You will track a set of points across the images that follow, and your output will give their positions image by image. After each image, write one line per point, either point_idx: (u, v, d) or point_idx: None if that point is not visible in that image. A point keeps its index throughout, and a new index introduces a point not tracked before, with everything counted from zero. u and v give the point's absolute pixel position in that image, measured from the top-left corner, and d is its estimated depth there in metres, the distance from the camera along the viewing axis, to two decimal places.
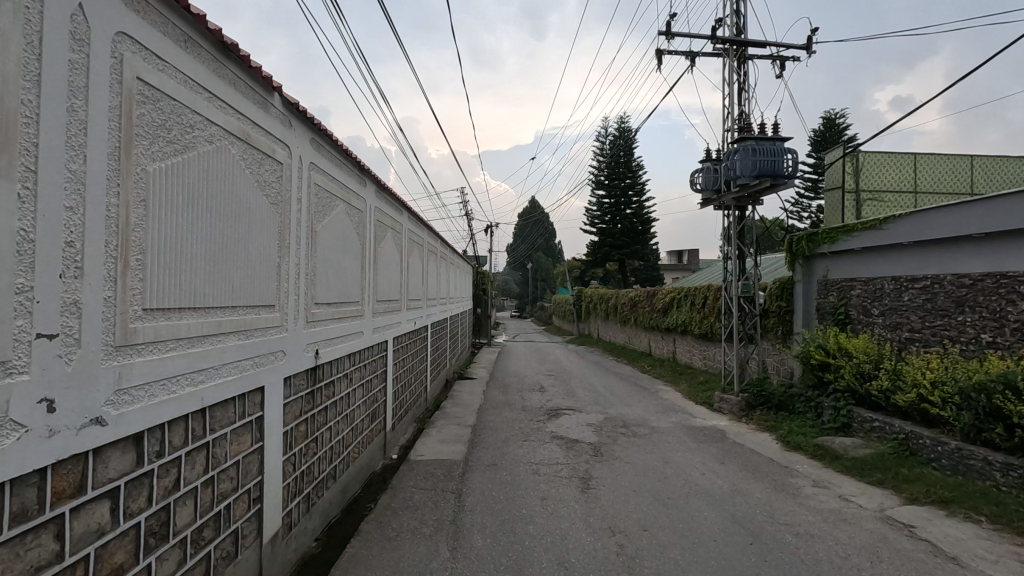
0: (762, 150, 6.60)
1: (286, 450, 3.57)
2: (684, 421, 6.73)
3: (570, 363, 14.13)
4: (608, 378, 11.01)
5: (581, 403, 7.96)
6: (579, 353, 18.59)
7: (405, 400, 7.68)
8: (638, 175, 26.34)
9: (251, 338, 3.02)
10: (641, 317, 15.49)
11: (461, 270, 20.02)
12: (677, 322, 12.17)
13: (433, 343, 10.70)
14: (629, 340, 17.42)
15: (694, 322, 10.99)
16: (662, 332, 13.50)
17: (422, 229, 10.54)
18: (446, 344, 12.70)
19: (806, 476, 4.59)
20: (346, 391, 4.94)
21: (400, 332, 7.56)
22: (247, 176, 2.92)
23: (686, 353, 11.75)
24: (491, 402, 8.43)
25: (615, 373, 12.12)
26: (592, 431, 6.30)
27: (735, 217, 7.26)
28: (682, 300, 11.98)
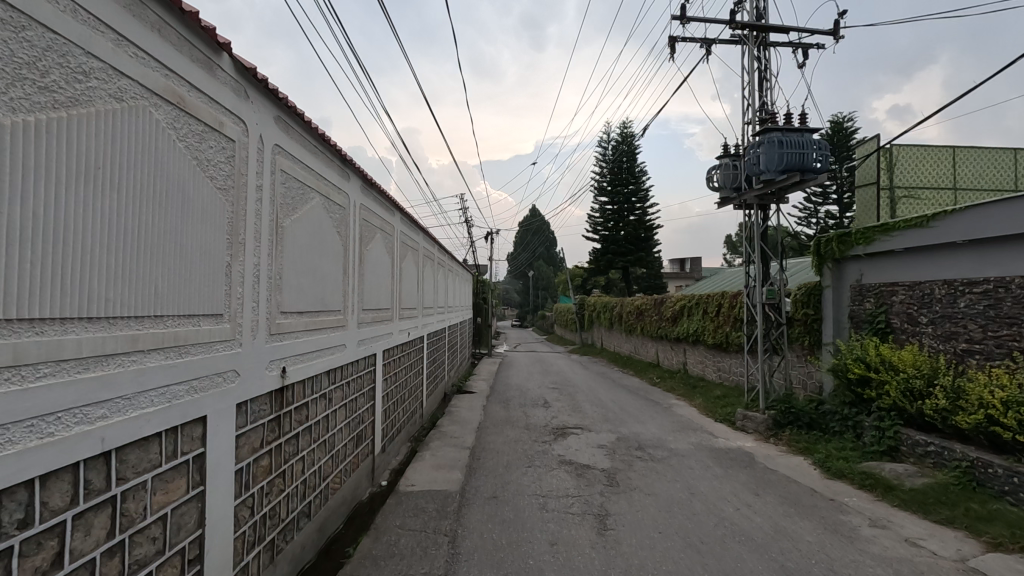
0: (789, 141, 5.95)
1: (239, 492, 2.90)
2: (705, 442, 6.07)
3: (575, 376, 13.45)
4: (616, 392, 10.33)
5: (590, 421, 7.29)
6: (582, 364, 17.92)
7: (396, 418, 7.01)
8: (642, 181, 25.77)
9: (185, 358, 2.39)
10: (648, 327, 14.82)
11: (460, 277, 19.37)
12: (688, 331, 11.51)
13: (429, 355, 10.05)
14: (635, 351, 16.73)
15: (707, 332, 10.34)
16: (671, 342, 12.84)
17: (418, 232, 9.92)
18: (444, 355, 12.02)
19: (859, 513, 3.92)
20: (323, 413, 4.29)
21: (392, 344, 6.92)
22: (179, 152, 2.30)
23: (699, 364, 11.08)
24: (491, 420, 7.77)
25: (623, 386, 11.43)
26: (603, 454, 5.64)
27: (758, 216, 6.63)
28: (693, 309, 11.33)
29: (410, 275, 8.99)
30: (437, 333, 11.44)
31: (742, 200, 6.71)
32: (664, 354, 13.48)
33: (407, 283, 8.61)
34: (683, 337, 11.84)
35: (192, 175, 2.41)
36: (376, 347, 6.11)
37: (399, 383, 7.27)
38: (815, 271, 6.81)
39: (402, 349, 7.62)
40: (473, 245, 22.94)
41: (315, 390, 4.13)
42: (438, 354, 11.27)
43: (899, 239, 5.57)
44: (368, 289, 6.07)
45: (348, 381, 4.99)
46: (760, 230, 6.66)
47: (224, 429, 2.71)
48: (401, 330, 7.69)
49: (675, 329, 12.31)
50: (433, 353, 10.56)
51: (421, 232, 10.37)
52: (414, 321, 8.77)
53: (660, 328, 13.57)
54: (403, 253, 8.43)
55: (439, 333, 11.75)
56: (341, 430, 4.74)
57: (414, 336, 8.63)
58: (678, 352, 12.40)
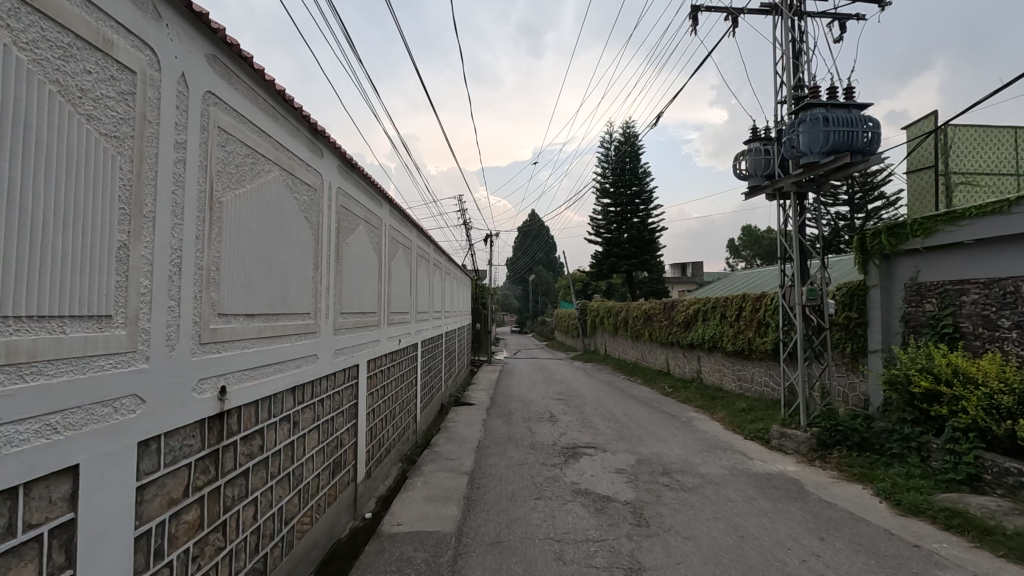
0: (835, 118, 5.15)
1: (144, 566, 2.06)
2: (740, 466, 5.25)
3: (580, 385, 12.62)
4: (628, 404, 9.51)
5: (604, 439, 6.47)
6: (587, 372, 17.09)
7: (384, 437, 6.18)
8: (646, 182, 24.99)
9: (31, 383, 1.57)
10: (658, 332, 13.99)
11: (459, 281, 18.60)
12: (703, 338, 10.69)
13: (424, 364, 9.23)
14: (643, 358, 15.90)
15: (726, 338, 9.53)
16: (684, 349, 12.01)
17: (411, 230, 9.09)
18: (440, 363, 11.19)
19: (959, 567, 3.12)
20: (288, 440, 3.48)
21: (379, 353, 6.09)
22: (21, 67, 1.51)
23: (716, 373, 10.26)
24: (493, 437, 6.94)
25: (634, 397, 10.62)
26: (624, 481, 4.82)
27: (795, 206, 5.82)
28: (709, 313, 10.52)
29: (402, 276, 8.15)
30: (433, 341, 10.62)
31: (776, 188, 5.93)
32: (675, 361, 12.67)
33: (399, 285, 7.76)
34: (698, 344, 11.02)
35: (47, 105, 1.61)
36: (360, 357, 5.26)
37: (388, 397, 6.45)
38: (860, 270, 6.02)
39: (392, 358, 6.78)
40: (471, 249, 22.14)
41: (278, 412, 3.33)
42: (434, 364, 10.46)
43: (969, 229, 4.78)
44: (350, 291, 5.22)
45: (324, 397, 4.17)
46: (798, 221, 5.86)
47: (114, 480, 1.89)
48: (391, 337, 6.84)
49: (688, 336, 11.49)
50: (428, 363, 9.75)
51: (415, 230, 9.54)
52: (406, 327, 7.91)
53: (671, 334, 12.76)
54: (394, 252, 7.58)
55: (435, 340, 10.94)
56: (313, 459, 3.93)
57: (406, 344, 7.77)
58: (692, 360, 11.59)
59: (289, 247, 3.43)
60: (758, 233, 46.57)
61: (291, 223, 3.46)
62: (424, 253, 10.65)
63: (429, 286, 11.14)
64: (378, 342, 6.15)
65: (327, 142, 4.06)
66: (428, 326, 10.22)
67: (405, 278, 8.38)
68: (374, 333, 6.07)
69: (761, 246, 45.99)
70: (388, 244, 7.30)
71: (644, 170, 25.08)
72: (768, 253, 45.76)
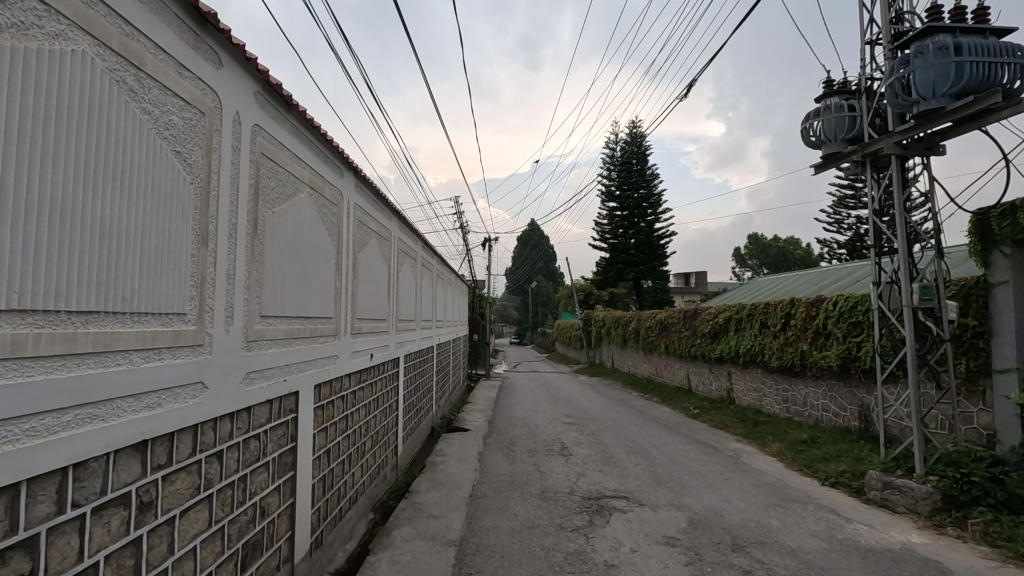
0: (969, 45, 3.71)
1: None
2: (841, 533, 3.73)
3: (591, 404, 11.08)
4: (652, 430, 7.96)
5: (637, 486, 4.93)
6: (594, 388, 15.53)
7: (345, 485, 4.63)
8: (654, 184, 23.61)
9: None
10: (676, 344, 12.49)
11: (455, 288, 17.10)
12: (737, 351, 9.16)
13: (408, 382, 7.69)
14: (658, 372, 14.36)
15: (769, 351, 8.01)
16: (711, 364, 10.49)
17: (396, 221, 7.59)
18: (429, 381, 9.63)
19: None
20: (126, 540, 1.94)
21: (341, 373, 4.52)
22: None
23: (754, 393, 8.74)
24: (490, 481, 5.40)
25: (656, 420, 9.08)
26: (684, 564, 3.30)
27: (899, 177, 4.34)
28: (742, 322, 9.02)
29: (382, 278, 6.63)
30: (421, 355, 9.06)
31: (867, 153, 4.49)
32: (699, 378, 11.15)
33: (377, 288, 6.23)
34: (729, 358, 9.51)
35: None
36: (309, 382, 3.71)
37: (353, 430, 4.90)
38: (978, 262, 4.63)
39: (361, 379, 5.22)
40: (468, 254, 20.62)
41: (90, 495, 1.78)
42: (421, 382, 8.90)
43: None
44: (301, 289, 3.64)
45: (224, 448, 2.62)
46: (902, 196, 4.37)
47: None
48: (362, 352, 5.29)
49: (717, 348, 9.96)
50: (414, 381, 8.22)
51: (402, 224, 8.03)
52: (385, 339, 6.37)
53: (694, 346, 11.24)
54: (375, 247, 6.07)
55: (424, 354, 9.41)
56: (199, 554, 2.39)
57: (383, 361, 6.22)
58: (721, 376, 10.08)
59: (129, 192, 1.91)
60: (764, 242, 45.23)
61: (135, 148, 1.94)
62: (413, 253, 9.12)
63: (418, 292, 9.59)
64: (343, 359, 4.60)
65: (233, 47, 2.58)
66: (415, 338, 8.67)
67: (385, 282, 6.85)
68: (337, 347, 4.50)
69: (768, 255, 44.64)
70: (360, 236, 5.80)
71: (651, 172, 23.68)
72: (775, 263, 44.46)
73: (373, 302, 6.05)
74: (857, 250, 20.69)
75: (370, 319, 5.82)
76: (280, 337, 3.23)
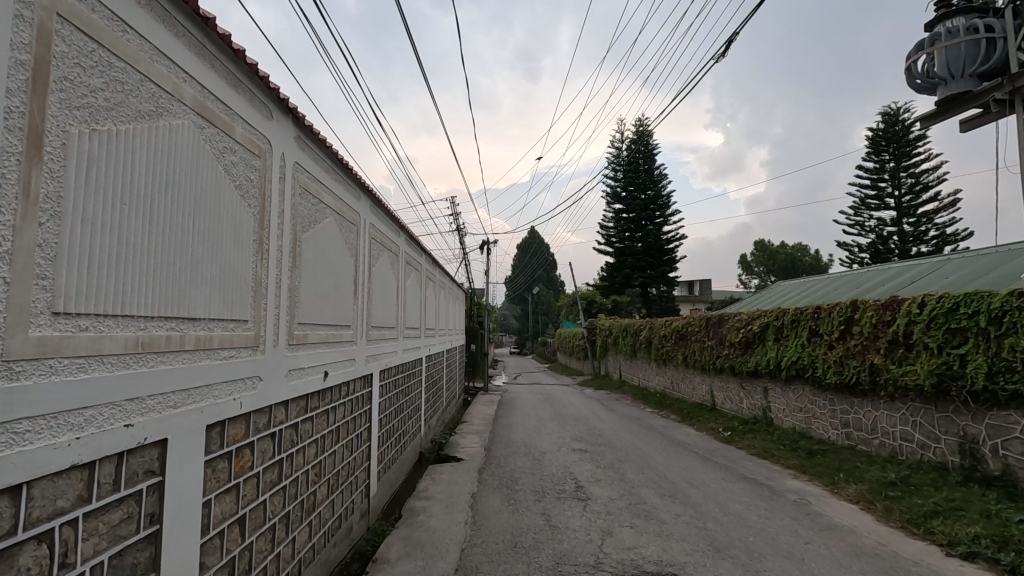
0: None
1: None
2: None
3: (602, 425, 9.70)
4: (682, 460, 6.59)
5: (687, 555, 3.58)
6: (602, 403, 14.14)
7: (278, 560, 3.26)
8: (662, 184, 22.36)
9: None
10: (697, 355, 11.14)
11: (452, 294, 15.74)
12: (778, 363, 7.78)
13: (386, 404, 6.34)
14: (673, 386, 13.01)
15: (823, 365, 6.65)
16: (743, 378, 9.11)
17: (374, 210, 6.25)
18: (416, 400, 8.26)
19: None
20: None
21: (273, 402, 3.18)
22: None
23: (800, 414, 7.36)
24: (486, 542, 4.04)
25: (683, 445, 7.69)
26: None
27: None
28: (783, 330, 7.65)
29: (352, 275, 5.26)
30: (406, 372, 7.71)
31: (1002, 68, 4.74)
32: (727, 394, 9.78)
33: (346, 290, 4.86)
34: (767, 371, 8.13)
35: None
36: (196, 421, 2.35)
37: (294, 477, 3.54)
38: None
39: (310, 408, 3.86)
40: (465, 257, 19.32)
41: None
42: (405, 401, 7.52)
43: None
44: (193, 283, 2.31)
45: None
46: None
47: None
48: (313, 370, 3.92)
49: (751, 361, 8.58)
50: (395, 402, 6.85)
51: (383, 212, 6.71)
52: (352, 353, 5.00)
53: (720, 358, 9.85)
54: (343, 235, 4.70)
55: (410, 368, 8.05)
56: None
57: (348, 380, 4.85)
58: (755, 393, 8.71)
59: None
60: (771, 248, 43.94)
61: None
62: (399, 250, 7.75)
63: (406, 297, 8.22)
64: (277, 378, 3.24)
65: None
66: (398, 352, 7.28)
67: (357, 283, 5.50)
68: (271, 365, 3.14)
69: (775, 261, 43.32)
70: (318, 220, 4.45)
71: (659, 173, 22.45)
72: (783, 270, 43.16)
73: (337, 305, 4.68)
74: (880, 253, 19.40)
75: (331, 326, 4.46)
76: (114, 353, 1.87)
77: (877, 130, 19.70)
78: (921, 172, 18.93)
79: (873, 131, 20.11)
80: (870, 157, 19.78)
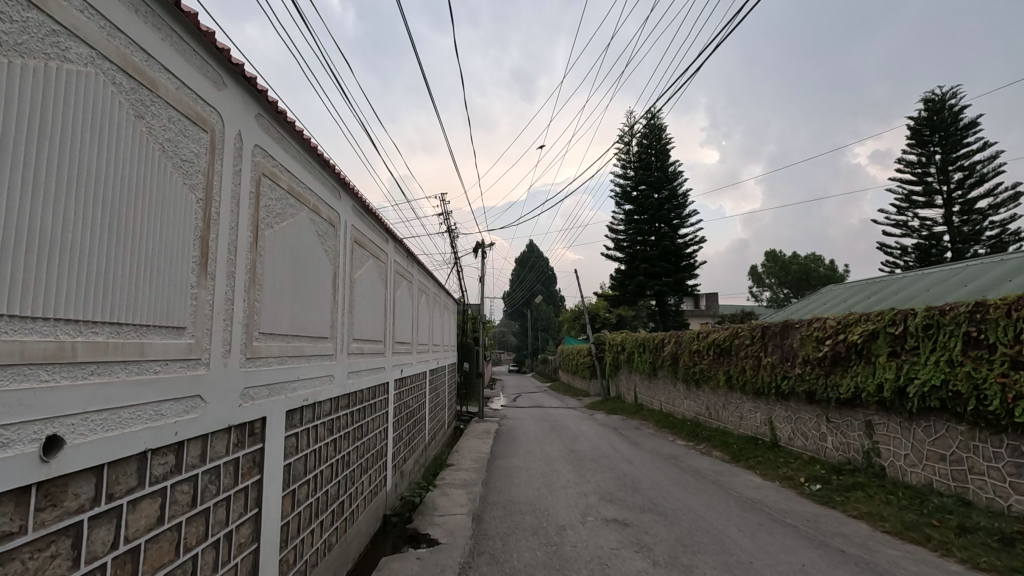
0: None
1: None
2: None
3: (634, 471, 7.24)
4: (786, 548, 4.15)
5: None
6: (621, 434, 11.68)
7: None
8: (678, 182, 20.10)
9: None
10: (748, 375, 8.72)
11: (443, 305, 13.36)
12: (900, 388, 5.36)
13: (311, 462, 3.92)
14: (711, 414, 10.58)
15: (1002, 394, 4.27)
16: (831, 407, 6.68)
17: (293, 145, 3.55)
18: (376, 446, 5.81)
19: None
20: None
21: None
22: None
23: (947, 465, 4.92)
24: None
25: (767, 512, 5.23)
26: None
27: None
28: (906, 341, 5.28)
29: (229, 246, 2.69)
30: (361, 407, 5.23)
31: None
32: (802, 427, 7.35)
33: (187, 257, 2.34)
34: (877, 400, 5.71)
35: None
36: None
37: None
38: None
39: None
40: (457, 263, 16.92)
41: None
42: (356, 450, 5.05)
43: None
44: None
45: None
46: None
47: None
48: (30, 431, 1.57)
49: (845, 384, 6.17)
50: (332, 457, 4.38)
51: (325, 170, 4.13)
52: (217, 384, 2.58)
53: (791, 379, 7.44)
54: (171, 136, 2.22)
55: (369, 400, 5.60)
56: None
57: (190, 441, 2.38)
58: (854, 428, 6.27)
59: None
60: (783, 258, 41.73)
61: None
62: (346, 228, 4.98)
63: (360, 299, 5.51)
64: None
65: None
66: (342, 381, 4.62)
67: (241, 266, 2.81)
68: None
69: (787, 273, 41.06)
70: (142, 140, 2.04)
71: (674, 170, 20.23)
72: (796, 282, 40.91)
73: (161, 270, 2.14)
74: (928, 255, 17.19)
75: (135, 323, 2.01)
76: None
77: (920, 118, 17.65)
78: (974, 164, 16.82)
79: (914, 120, 18.09)
80: (913, 148, 17.71)
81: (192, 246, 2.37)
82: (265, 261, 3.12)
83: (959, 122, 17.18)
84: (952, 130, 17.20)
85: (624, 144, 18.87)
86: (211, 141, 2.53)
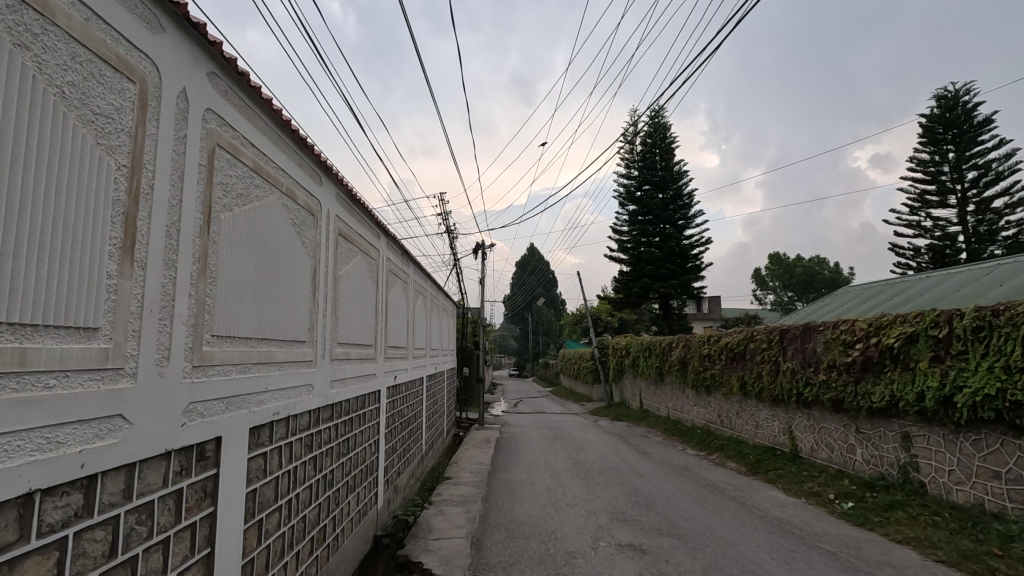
0: None
1: None
2: None
3: (647, 486, 6.72)
4: None
5: None
6: (628, 442, 11.15)
7: None
8: (683, 182, 19.61)
9: None
10: (765, 381, 8.21)
11: (443, 308, 12.86)
12: (945, 397, 4.84)
13: (286, 486, 3.41)
14: (724, 422, 10.05)
15: None
16: (861, 416, 6.14)
17: (262, 116, 3.05)
18: (365, 461, 5.30)
19: None
20: None
21: None
22: None
23: (1002, 484, 4.40)
24: None
25: (799, 536, 4.70)
26: None
27: None
28: (953, 344, 4.76)
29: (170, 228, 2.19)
30: (347, 419, 4.71)
31: None
32: (826, 437, 6.82)
33: (103, 238, 1.82)
34: (917, 410, 5.19)
35: None
36: None
37: None
38: None
39: None
40: (456, 265, 16.42)
41: None
42: (340, 467, 4.53)
43: None
44: None
45: None
46: None
47: None
48: None
49: (879, 392, 5.65)
50: (312, 477, 3.86)
51: (303, 150, 3.62)
52: (151, 400, 2.07)
53: (814, 385, 6.91)
54: (77, 79, 1.72)
55: (358, 411, 5.08)
56: None
57: (109, 474, 1.87)
58: (888, 440, 5.74)
59: None
60: (787, 261, 41.19)
61: None
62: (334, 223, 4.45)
63: (351, 303, 4.97)
64: None
65: None
66: (324, 390, 4.08)
67: (186, 254, 2.28)
68: None
69: (792, 275, 40.51)
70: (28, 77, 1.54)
71: (679, 169, 19.73)
72: (800, 285, 40.41)
73: (55, 253, 1.64)
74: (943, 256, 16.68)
75: (10, 323, 1.50)
76: None
77: (932, 115, 17.19)
78: (989, 162, 16.34)
79: (925, 117, 17.62)
80: (925, 146, 17.25)
81: (111, 224, 1.86)
82: (223, 250, 2.61)
83: (972, 119, 16.72)
84: (966, 128, 16.73)
85: (629, 143, 18.40)
86: (140, 94, 2.01)
